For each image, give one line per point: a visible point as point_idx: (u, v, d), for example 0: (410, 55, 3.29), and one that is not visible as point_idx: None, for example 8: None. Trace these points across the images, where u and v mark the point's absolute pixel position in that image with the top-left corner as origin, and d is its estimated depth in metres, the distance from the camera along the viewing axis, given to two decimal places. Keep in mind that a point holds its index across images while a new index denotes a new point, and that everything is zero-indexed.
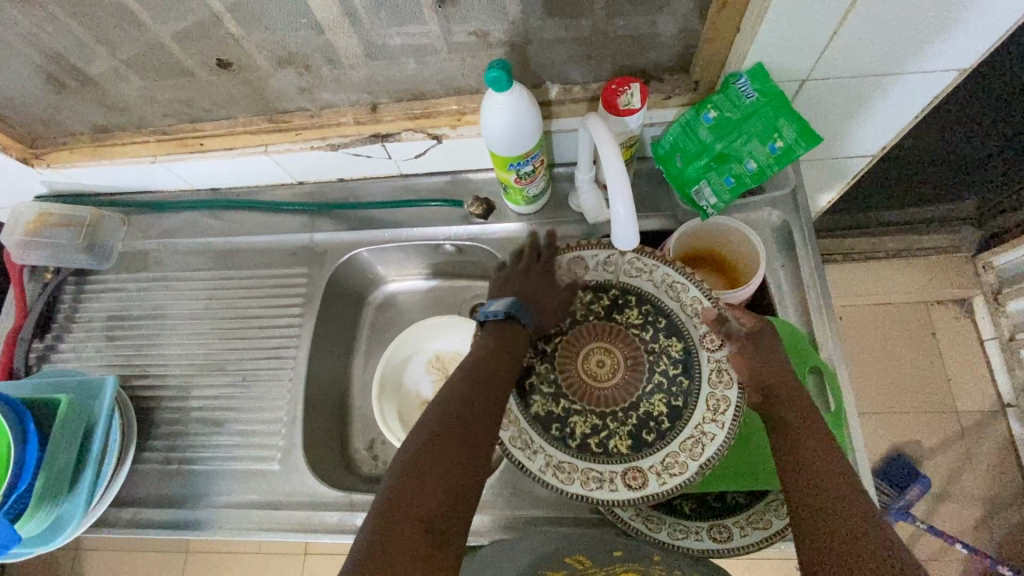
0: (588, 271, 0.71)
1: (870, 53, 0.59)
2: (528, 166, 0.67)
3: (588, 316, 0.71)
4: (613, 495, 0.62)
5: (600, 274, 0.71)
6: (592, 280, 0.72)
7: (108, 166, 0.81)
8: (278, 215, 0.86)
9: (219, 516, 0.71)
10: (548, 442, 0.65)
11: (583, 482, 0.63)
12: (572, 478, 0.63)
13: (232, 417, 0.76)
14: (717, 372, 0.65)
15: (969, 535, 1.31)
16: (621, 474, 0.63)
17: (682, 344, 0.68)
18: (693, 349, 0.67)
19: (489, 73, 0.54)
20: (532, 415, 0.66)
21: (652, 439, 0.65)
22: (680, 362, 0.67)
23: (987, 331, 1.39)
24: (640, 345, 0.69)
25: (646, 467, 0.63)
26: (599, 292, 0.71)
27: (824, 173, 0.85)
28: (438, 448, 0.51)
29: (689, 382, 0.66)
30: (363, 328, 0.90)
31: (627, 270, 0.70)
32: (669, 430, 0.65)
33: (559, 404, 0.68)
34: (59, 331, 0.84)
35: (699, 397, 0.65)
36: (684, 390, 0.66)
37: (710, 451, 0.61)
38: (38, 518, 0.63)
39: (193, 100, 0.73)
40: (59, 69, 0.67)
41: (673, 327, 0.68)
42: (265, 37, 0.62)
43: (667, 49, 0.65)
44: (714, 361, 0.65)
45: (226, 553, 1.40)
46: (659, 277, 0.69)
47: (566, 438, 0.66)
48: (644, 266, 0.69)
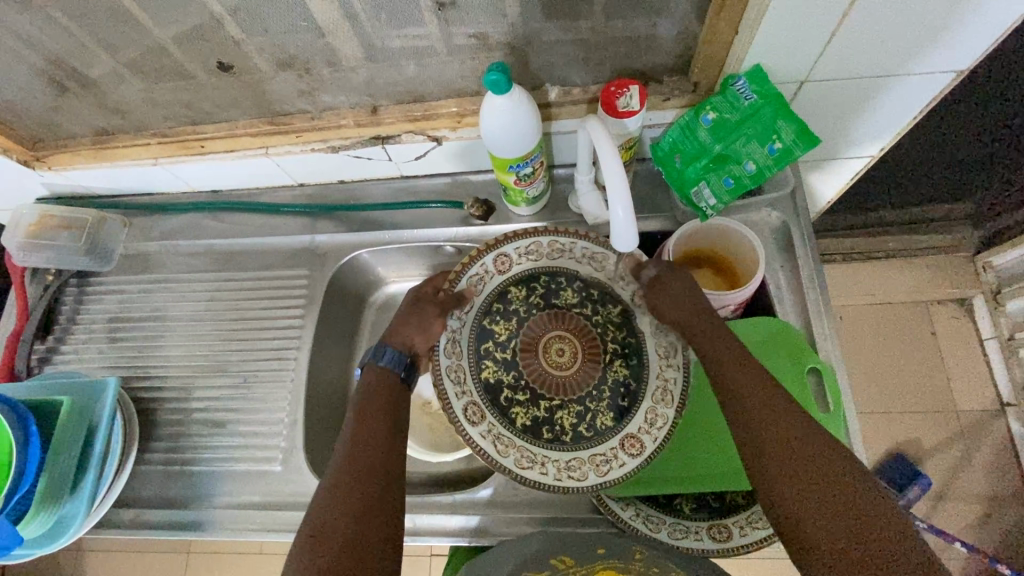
0: (512, 267, 0.72)
1: (869, 54, 0.59)
2: (527, 168, 0.68)
3: (528, 310, 0.72)
4: (625, 468, 0.64)
5: (524, 266, 0.73)
6: (519, 274, 0.73)
7: (109, 169, 0.81)
8: (278, 216, 0.86)
9: (222, 517, 0.72)
10: (546, 449, 0.66)
11: (593, 470, 0.65)
12: (586, 471, 0.64)
13: (233, 419, 0.77)
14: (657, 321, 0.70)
15: (969, 535, 1.31)
16: (620, 446, 0.66)
17: (618, 306, 0.72)
18: (629, 310, 0.72)
19: (489, 76, 0.55)
20: (520, 429, 0.67)
21: (630, 402, 0.68)
22: (620, 324, 0.71)
23: (987, 331, 1.39)
24: (584, 321, 0.72)
25: (636, 431, 0.66)
26: (529, 285, 0.73)
27: (823, 174, 0.85)
28: (358, 455, 0.54)
29: (635, 338, 0.71)
30: (363, 329, 0.90)
31: (548, 254, 0.72)
32: (637, 390, 0.68)
33: (540, 406, 0.69)
34: (61, 333, 0.85)
35: (649, 348, 0.70)
36: (635, 347, 0.70)
37: (677, 390, 0.66)
38: (40, 519, 0.63)
39: (194, 103, 0.73)
40: (60, 72, 0.68)
41: (605, 294, 0.72)
42: (266, 39, 0.63)
43: (665, 51, 0.65)
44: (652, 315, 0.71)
45: (227, 553, 1.40)
46: (595, 260, 0.72)
47: (559, 438, 0.67)
48: (563, 246, 0.72)
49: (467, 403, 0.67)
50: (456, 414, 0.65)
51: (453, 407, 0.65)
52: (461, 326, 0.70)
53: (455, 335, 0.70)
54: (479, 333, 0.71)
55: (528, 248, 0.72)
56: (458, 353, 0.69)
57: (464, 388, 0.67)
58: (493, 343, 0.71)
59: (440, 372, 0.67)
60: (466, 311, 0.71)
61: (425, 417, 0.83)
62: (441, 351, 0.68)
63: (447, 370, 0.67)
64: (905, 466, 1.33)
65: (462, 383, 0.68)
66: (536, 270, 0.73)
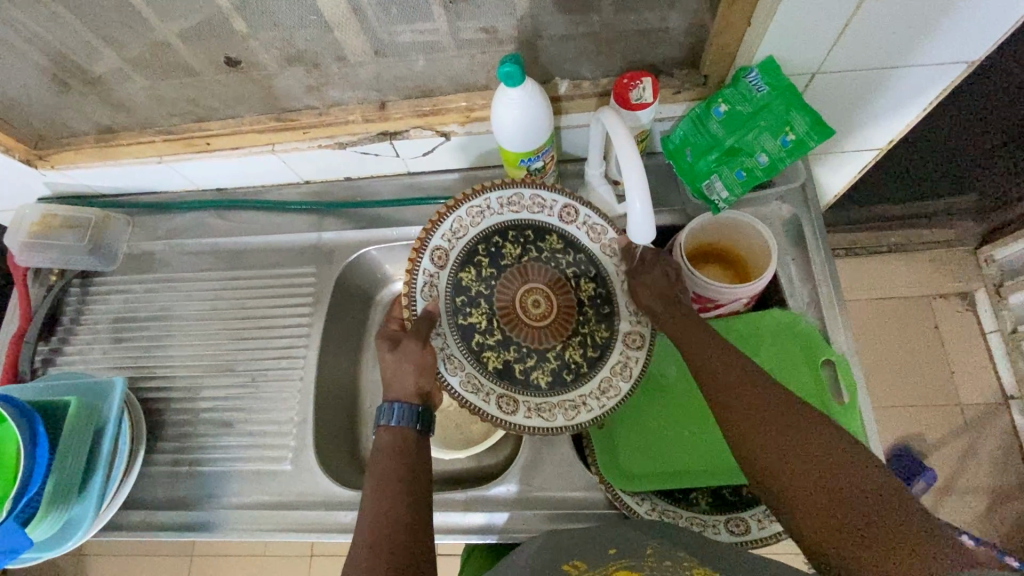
0: (450, 255, 0.66)
1: (882, 44, 0.59)
2: (539, 162, 0.67)
3: (486, 286, 0.68)
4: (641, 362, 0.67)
5: (460, 244, 0.67)
6: (459, 257, 0.67)
7: (113, 167, 0.80)
8: (284, 214, 0.85)
9: (231, 517, 0.71)
10: (578, 389, 0.66)
11: (618, 376, 0.67)
12: (614, 385, 0.66)
13: (242, 418, 0.76)
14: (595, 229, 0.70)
15: (975, 527, 1.31)
16: (624, 345, 0.68)
17: (555, 233, 0.70)
18: (563, 232, 0.70)
19: (503, 68, 0.54)
20: (548, 386, 0.66)
21: (608, 308, 0.69)
22: (564, 246, 0.70)
23: (990, 324, 1.40)
24: (535, 266, 0.69)
25: (623, 332, 0.68)
26: (471, 263, 0.67)
27: (831, 167, 0.85)
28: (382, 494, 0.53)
29: (583, 253, 0.70)
30: (370, 328, 0.90)
31: (472, 223, 0.67)
32: (608, 294, 0.70)
33: (550, 359, 0.67)
34: (65, 334, 0.84)
35: (599, 255, 0.70)
36: (587, 261, 0.70)
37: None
38: (48, 522, 0.62)
39: (200, 99, 0.72)
40: (64, 69, 0.67)
41: (538, 230, 0.69)
42: (274, 34, 0.62)
43: (677, 44, 0.65)
44: (586, 224, 0.70)
45: (231, 556, 1.39)
46: (524, 203, 0.68)
47: (579, 372, 0.67)
48: (481, 208, 0.67)
49: (498, 399, 0.64)
50: (490, 416, 0.62)
51: (487, 410, 0.63)
52: (447, 343, 0.65)
53: (448, 353, 0.64)
54: (459, 332, 0.66)
55: (453, 228, 0.66)
56: (460, 364, 0.64)
57: (481, 384, 0.64)
58: (479, 334, 0.66)
59: (459, 392, 0.62)
60: (439, 328, 0.65)
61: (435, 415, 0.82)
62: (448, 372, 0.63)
63: (461, 385, 0.63)
64: (910, 460, 1.33)
65: (475, 377, 0.64)
66: (472, 243, 0.67)
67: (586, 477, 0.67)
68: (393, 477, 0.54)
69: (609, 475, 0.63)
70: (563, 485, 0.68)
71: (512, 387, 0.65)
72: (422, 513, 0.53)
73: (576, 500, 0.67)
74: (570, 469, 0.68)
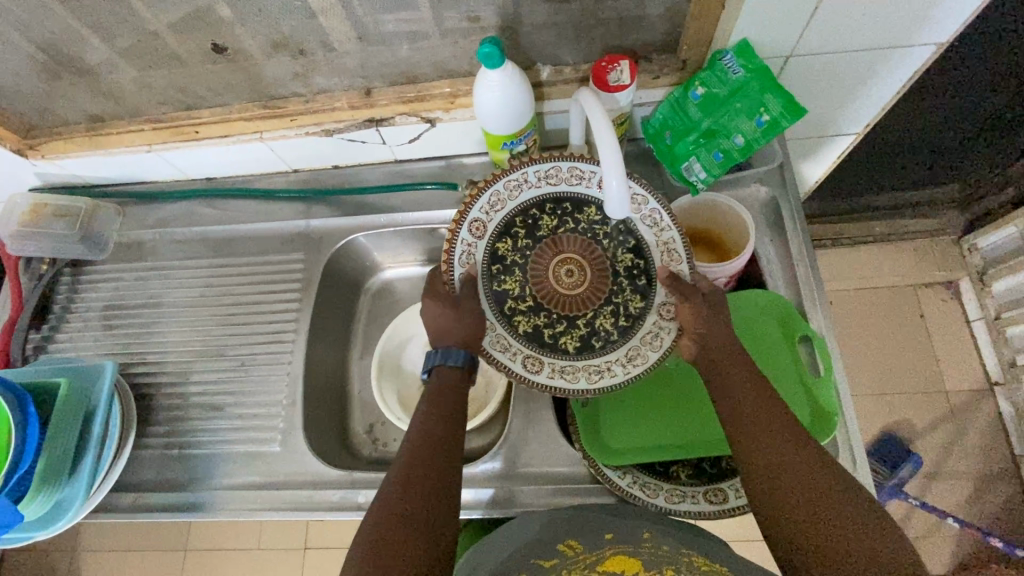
0: (489, 224, 0.69)
1: (852, 26, 0.61)
2: (521, 146, 0.68)
3: (524, 255, 0.70)
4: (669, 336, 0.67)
5: (497, 215, 0.69)
6: (498, 226, 0.69)
7: (103, 156, 0.81)
8: (273, 203, 0.86)
9: (221, 497, 0.72)
10: (604, 355, 0.67)
11: (645, 347, 0.67)
12: (641, 354, 0.67)
13: (232, 402, 0.77)
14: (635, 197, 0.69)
15: (961, 511, 1.33)
16: (655, 316, 0.68)
17: (595, 203, 0.70)
18: (602, 200, 0.70)
19: (482, 49, 0.56)
20: (575, 351, 0.68)
21: (643, 279, 0.69)
22: (602, 214, 0.70)
23: (974, 312, 1.42)
24: (574, 234, 0.71)
25: (660, 301, 0.68)
26: (507, 232, 0.70)
27: (810, 151, 0.87)
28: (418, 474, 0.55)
29: (623, 222, 0.70)
30: (360, 315, 0.91)
31: (509, 196, 0.69)
32: (646, 262, 0.69)
33: (580, 325, 0.69)
34: (56, 322, 0.84)
35: (638, 225, 0.69)
36: (626, 230, 0.70)
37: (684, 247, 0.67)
38: (39, 501, 0.63)
39: (188, 87, 0.73)
40: (53, 58, 0.68)
41: (578, 201, 0.70)
42: (260, 21, 0.63)
43: (654, 29, 0.66)
44: (626, 190, 0.68)
45: (225, 550, 1.39)
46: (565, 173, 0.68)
47: (609, 340, 0.68)
48: (520, 181, 0.68)
49: (524, 359, 0.66)
50: (515, 373, 0.65)
51: (510, 368, 0.65)
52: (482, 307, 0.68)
53: None
54: (494, 299, 0.69)
55: (490, 201, 0.68)
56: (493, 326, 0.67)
57: (509, 347, 0.67)
58: (513, 300, 0.69)
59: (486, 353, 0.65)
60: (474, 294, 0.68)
61: None
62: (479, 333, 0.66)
63: (489, 345, 0.66)
64: (897, 447, 1.35)
65: (503, 340, 0.67)
66: (509, 216, 0.69)
67: (570, 454, 0.69)
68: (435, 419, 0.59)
69: (591, 449, 0.65)
70: (548, 462, 0.69)
71: (538, 352, 0.67)
72: (453, 459, 0.57)
73: (561, 476, 0.68)
74: (555, 445, 0.70)
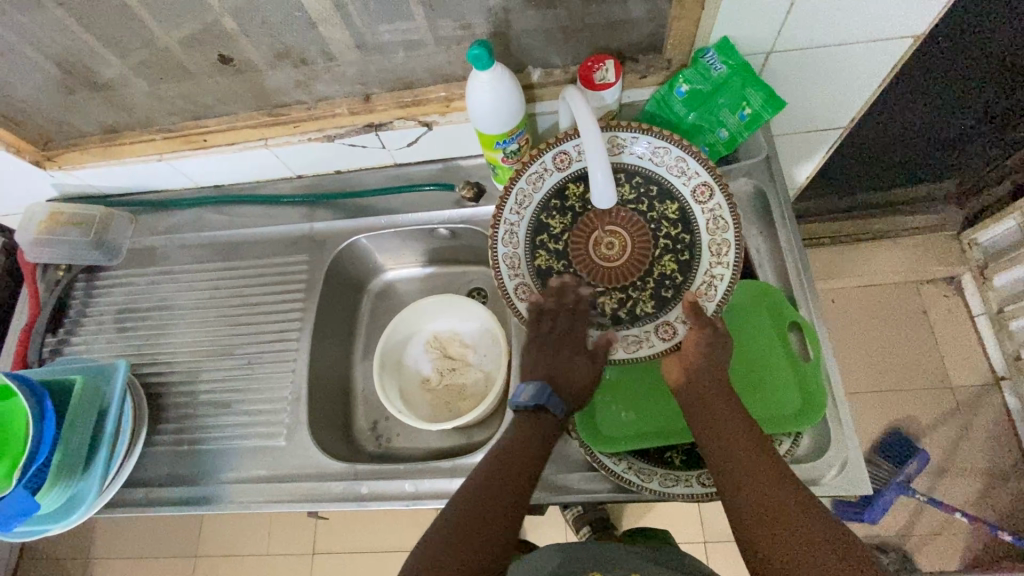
0: (572, 165, 0.72)
1: (828, 21, 0.63)
2: (514, 145, 0.71)
3: (585, 206, 0.73)
4: (653, 349, 0.68)
5: (587, 163, 0.72)
6: (578, 171, 0.72)
7: (116, 166, 0.85)
8: (279, 208, 0.89)
9: (229, 490, 0.74)
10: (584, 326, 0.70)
11: (626, 346, 0.69)
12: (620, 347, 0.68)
13: (239, 398, 0.79)
14: (711, 220, 0.69)
15: (971, 507, 1.32)
16: (656, 330, 0.69)
17: (676, 204, 0.71)
18: (684, 205, 0.71)
19: (471, 52, 0.59)
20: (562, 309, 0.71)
21: (670, 294, 0.70)
22: (676, 218, 0.71)
23: (977, 307, 1.42)
24: (639, 218, 0.72)
25: (676, 320, 0.69)
26: (588, 182, 0.72)
27: (798, 146, 0.89)
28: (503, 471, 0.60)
29: (690, 236, 0.71)
30: (362, 315, 0.94)
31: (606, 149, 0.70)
32: (683, 282, 0.70)
33: (586, 292, 0.72)
34: (72, 326, 0.88)
35: (701, 245, 0.70)
36: (688, 243, 0.71)
37: (723, 288, 0.67)
38: (55, 492, 0.66)
39: (197, 98, 0.77)
40: (70, 73, 0.72)
41: (665, 191, 0.71)
42: (263, 33, 0.67)
43: (639, 31, 0.69)
44: (708, 212, 0.69)
45: (235, 555, 1.41)
46: (663, 158, 0.70)
47: (599, 318, 0.71)
48: (620, 142, 0.70)
49: (520, 283, 0.71)
50: (505, 289, 0.71)
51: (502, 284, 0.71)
52: (519, 220, 0.72)
53: (514, 228, 0.72)
54: (537, 224, 0.73)
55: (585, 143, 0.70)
56: (515, 243, 0.72)
57: (517, 276, 0.72)
58: (548, 235, 0.73)
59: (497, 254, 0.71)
60: (526, 208, 0.72)
61: (424, 394, 0.85)
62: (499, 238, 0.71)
63: (503, 257, 0.71)
64: (901, 442, 1.34)
65: (517, 271, 0.72)
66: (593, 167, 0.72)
67: (568, 442, 0.70)
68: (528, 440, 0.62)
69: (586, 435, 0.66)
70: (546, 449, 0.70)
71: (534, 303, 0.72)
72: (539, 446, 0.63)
73: (557, 464, 0.69)
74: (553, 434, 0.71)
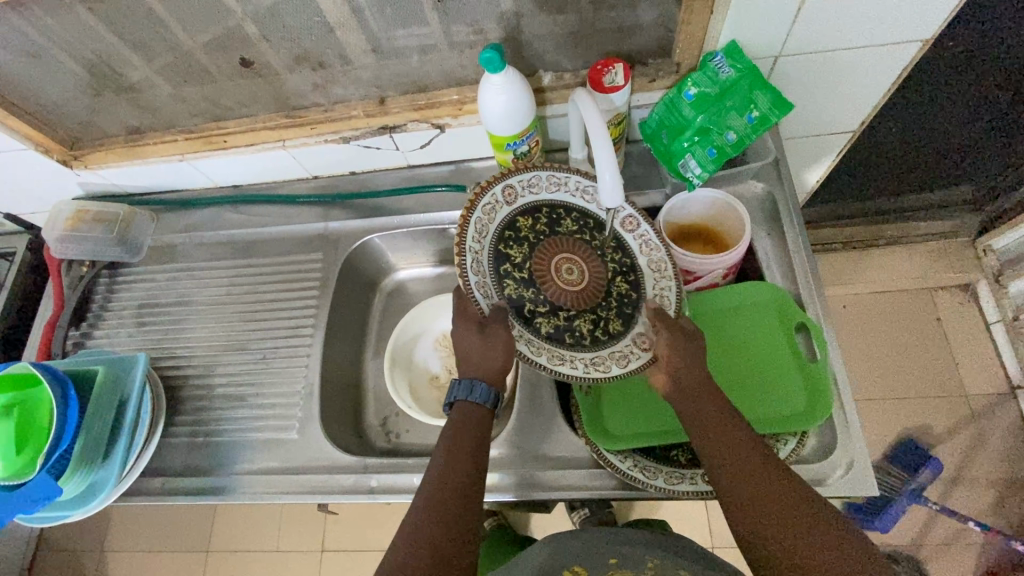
0: (519, 199, 0.71)
1: (836, 25, 0.64)
2: (524, 146, 0.73)
3: (535, 237, 0.71)
4: (641, 362, 0.66)
5: (531, 196, 0.72)
6: (524, 205, 0.71)
7: (139, 165, 0.88)
8: (295, 207, 0.92)
9: (243, 481, 0.75)
10: (573, 349, 0.67)
11: (614, 362, 0.67)
12: (609, 364, 0.67)
13: (253, 391, 0.81)
14: (643, 245, 0.72)
15: (986, 517, 1.30)
16: (634, 343, 0.68)
17: (611, 235, 0.73)
18: (620, 235, 0.73)
19: (484, 55, 0.60)
20: (543, 335, 0.68)
21: (635, 310, 0.70)
22: (616, 245, 0.73)
23: (992, 314, 1.40)
24: (586, 247, 0.72)
25: (647, 330, 0.69)
26: (535, 213, 0.71)
27: (807, 150, 0.89)
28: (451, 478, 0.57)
29: (629, 260, 0.72)
30: (374, 313, 0.96)
31: (546, 186, 0.72)
32: (638, 299, 0.71)
33: (559, 317, 0.69)
34: (94, 320, 0.91)
35: (642, 267, 0.72)
36: (631, 267, 0.72)
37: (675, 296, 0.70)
38: (76, 479, 0.68)
39: (218, 99, 0.79)
40: (99, 75, 0.75)
41: (599, 224, 0.73)
42: (283, 37, 0.69)
43: (648, 35, 0.71)
44: (643, 237, 0.72)
45: (245, 551, 1.43)
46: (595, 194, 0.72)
47: (581, 340, 0.68)
48: (560, 179, 0.72)
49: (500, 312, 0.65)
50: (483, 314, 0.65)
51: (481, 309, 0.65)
52: (482, 249, 0.67)
53: (477, 258, 0.67)
54: (495, 255, 0.69)
55: (529, 179, 0.70)
56: (482, 273, 0.67)
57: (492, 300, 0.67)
58: (511, 265, 0.69)
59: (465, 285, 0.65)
60: (482, 242, 0.68)
61: (433, 390, 0.87)
62: (468, 268, 0.65)
63: (475, 286, 0.65)
64: (915, 450, 1.33)
65: (488, 297, 0.67)
66: (537, 202, 0.72)
67: (575, 439, 0.71)
68: (464, 433, 0.61)
69: (592, 433, 0.66)
70: (552, 444, 0.71)
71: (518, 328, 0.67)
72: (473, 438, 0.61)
73: (563, 460, 0.70)
74: (559, 431, 0.72)
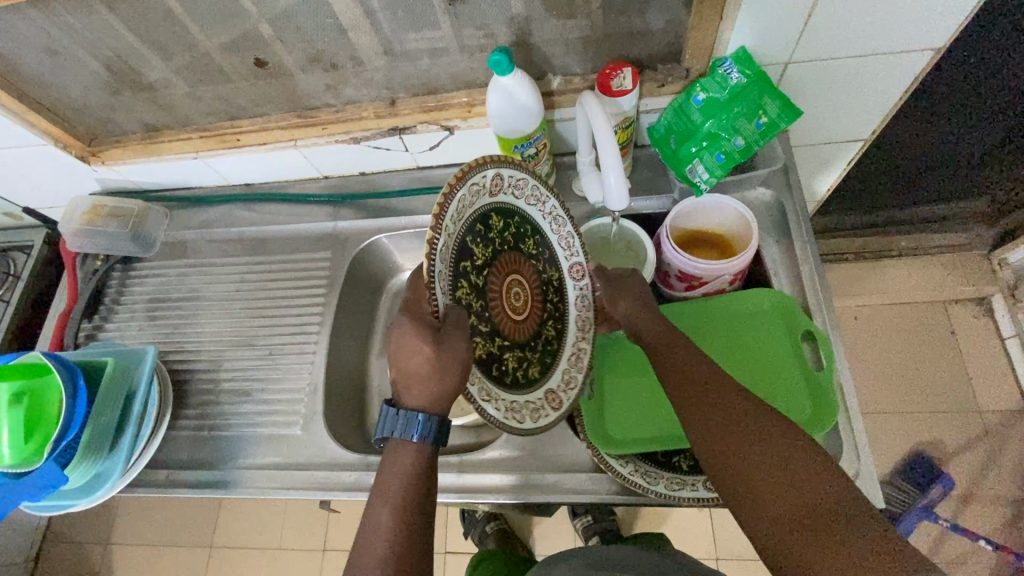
0: (501, 194, 0.61)
1: (848, 32, 0.64)
2: (532, 149, 0.73)
3: (501, 242, 0.62)
4: (547, 420, 0.63)
5: (510, 197, 0.63)
6: (502, 202, 0.61)
7: (155, 162, 0.89)
8: (305, 206, 0.93)
9: (246, 476, 0.76)
10: (496, 387, 0.59)
11: (531, 418, 0.61)
12: (525, 417, 0.60)
13: (258, 387, 0.82)
14: (579, 298, 0.70)
15: (998, 537, 1.27)
16: (546, 398, 0.64)
17: (557, 274, 0.69)
18: (562, 278, 0.69)
19: (492, 57, 0.61)
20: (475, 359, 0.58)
21: (550, 362, 0.66)
22: (557, 289, 0.68)
23: (1008, 329, 1.38)
24: (535, 276, 0.66)
25: (557, 387, 0.66)
26: (506, 217, 0.63)
27: (817, 159, 0.89)
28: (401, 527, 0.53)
29: (562, 306, 0.69)
30: (381, 313, 0.96)
31: (522, 196, 0.64)
32: (558, 350, 0.68)
33: (495, 343, 0.60)
34: (106, 313, 0.92)
35: (568, 320, 0.69)
36: (558, 313, 0.68)
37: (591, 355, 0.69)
38: (82, 468, 0.69)
39: (233, 98, 0.81)
40: (117, 74, 0.76)
41: (551, 258, 0.68)
42: (297, 38, 0.70)
43: (658, 41, 0.71)
44: (580, 290, 0.70)
45: (247, 549, 1.44)
46: (555, 226, 0.68)
47: (502, 378, 0.60)
48: (539, 196, 0.66)
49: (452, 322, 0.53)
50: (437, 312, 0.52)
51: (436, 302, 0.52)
52: (455, 232, 0.55)
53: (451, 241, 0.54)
54: (462, 246, 0.56)
55: (514, 178, 0.62)
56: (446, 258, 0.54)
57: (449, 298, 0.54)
58: (472, 262, 0.58)
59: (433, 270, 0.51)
60: (458, 225, 0.55)
61: None
62: (437, 252, 0.52)
63: (439, 274, 0.52)
64: (925, 465, 1.30)
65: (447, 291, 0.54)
66: (512, 206, 0.63)
67: (577, 442, 0.70)
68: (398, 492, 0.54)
69: (594, 437, 0.66)
70: (553, 447, 0.71)
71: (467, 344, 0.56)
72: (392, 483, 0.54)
73: (564, 464, 0.70)
74: (562, 434, 0.72)
